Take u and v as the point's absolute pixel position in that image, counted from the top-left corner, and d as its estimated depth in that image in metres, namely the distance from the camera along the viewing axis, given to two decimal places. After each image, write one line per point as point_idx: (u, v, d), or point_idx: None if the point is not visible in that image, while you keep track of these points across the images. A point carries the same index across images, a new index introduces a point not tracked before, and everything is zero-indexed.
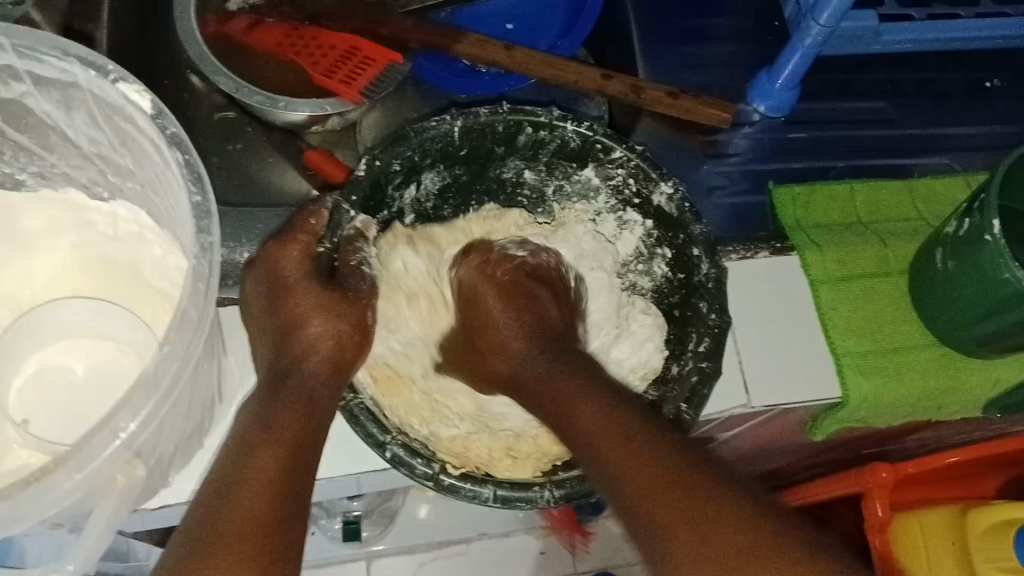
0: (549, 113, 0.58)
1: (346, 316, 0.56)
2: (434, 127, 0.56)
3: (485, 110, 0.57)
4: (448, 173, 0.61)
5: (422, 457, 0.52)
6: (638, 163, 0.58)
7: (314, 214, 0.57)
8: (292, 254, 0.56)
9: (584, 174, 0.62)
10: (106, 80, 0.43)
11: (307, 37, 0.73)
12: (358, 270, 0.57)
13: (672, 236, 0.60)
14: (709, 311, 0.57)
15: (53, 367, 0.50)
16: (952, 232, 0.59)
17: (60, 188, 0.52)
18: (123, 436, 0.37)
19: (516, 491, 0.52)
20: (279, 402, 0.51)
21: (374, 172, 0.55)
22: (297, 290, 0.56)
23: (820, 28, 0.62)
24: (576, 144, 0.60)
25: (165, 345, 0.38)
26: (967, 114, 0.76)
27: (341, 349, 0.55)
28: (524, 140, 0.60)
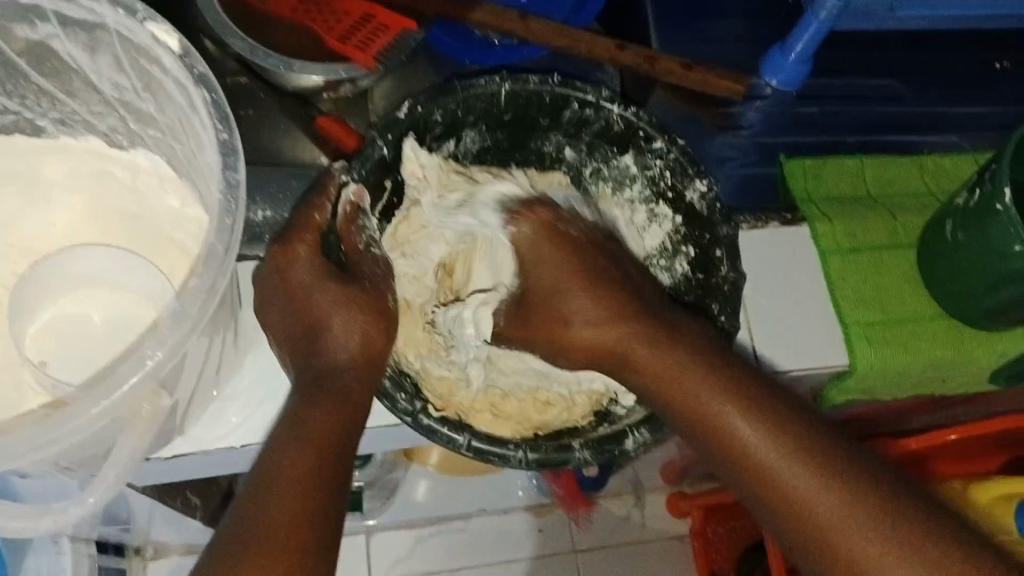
0: (598, 92, 0.58)
1: (368, 308, 0.53)
2: (482, 86, 0.56)
3: (535, 77, 0.57)
4: (489, 137, 0.60)
5: (405, 394, 0.54)
6: (676, 157, 0.58)
7: (318, 208, 0.53)
8: (298, 254, 0.53)
9: (624, 160, 0.61)
10: (134, 20, 0.43)
11: (321, 2, 0.74)
12: (367, 254, 0.56)
13: (698, 235, 0.59)
14: (718, 314, 0.57)
15: (70, 313, 0.50)
16: (962, 203, 0.59)
17: (81, 136, 0.52)
18: (151, 364, 0.37)
19: (492, 445, 0.53)
20: (310, 411, 0.49)
21: (415, 116, 0.55)
22: (310, 291, 0.53)
23: (834, 0, 0.63)
24: (619, 128, 0.60)
25: (194, 277, 0.38)
26: (976, 93, 0.76)
27: (369, 345, 0.52)
28: (568, 115, 0.60)
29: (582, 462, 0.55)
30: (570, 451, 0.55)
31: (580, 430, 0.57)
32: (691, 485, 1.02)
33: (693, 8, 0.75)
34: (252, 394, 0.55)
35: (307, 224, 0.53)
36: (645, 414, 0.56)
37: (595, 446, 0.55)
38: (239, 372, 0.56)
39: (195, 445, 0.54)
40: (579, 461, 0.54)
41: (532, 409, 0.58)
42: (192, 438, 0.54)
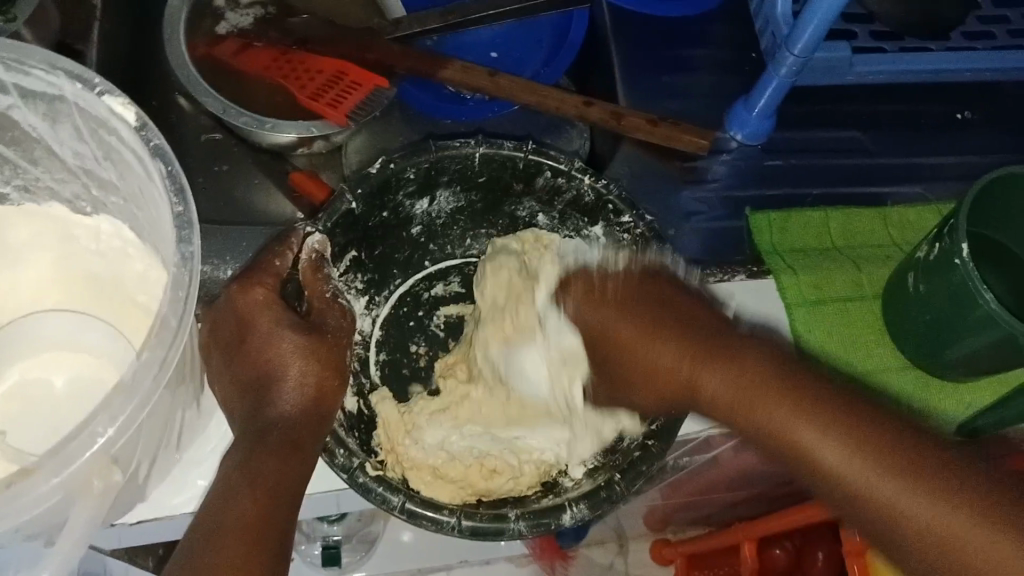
0: (570, 163, 0.61)
1: (324, 358, 0.52)
2: (456, 148, 0.60)
3: (509, 144, 0.60)
4: (463, 196, 0.65)
5: (346, 449, 0.53)
6: (644, 231, 0.60)
7: (276, 255, 0.54)
8: (256, 297, 0.53)
9: (593, 232, 0.64)
10: (92, 93, 0.44)
11: (294, 62, 0.75)
12: (335, 303, 0.55)
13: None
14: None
15: (33, 379, 0.50)
16: (923, 256, 0.60)
17: (44, 202, 0.53)
18: (101, 441, 0.37)
19: (427, 509, 0.52)
20: (257, 454, 0.49)
21: (386, 173, 0.59)
22: (268, 339, 0.52)
23: (794, 58, 0.64)
24: (590, 200, 0.62)
25: (144, 352, 0.38)
26: (940, 145, 0.77)
27: (320, 399, 0.52)
28: (542, 183, 0.63)
29: (517, 534, 0.52)
30: (505, 521, 0.53)
31: (523, 502, 0.56)
32: (674, 531, 1.01)
33: (660, 63, 0.77)
34: (214, 457, 0.55)
35: (265, 269, 0.54)
36: (587, 490, 0.55)
37: (531, 518, 0.53)
38: (203, 434, 0.56)
39: (157, 510, 0.54)
40: (513, 534, 0.52)
41: (478, 476, 0.58)
42: (155, 502, 0.54)
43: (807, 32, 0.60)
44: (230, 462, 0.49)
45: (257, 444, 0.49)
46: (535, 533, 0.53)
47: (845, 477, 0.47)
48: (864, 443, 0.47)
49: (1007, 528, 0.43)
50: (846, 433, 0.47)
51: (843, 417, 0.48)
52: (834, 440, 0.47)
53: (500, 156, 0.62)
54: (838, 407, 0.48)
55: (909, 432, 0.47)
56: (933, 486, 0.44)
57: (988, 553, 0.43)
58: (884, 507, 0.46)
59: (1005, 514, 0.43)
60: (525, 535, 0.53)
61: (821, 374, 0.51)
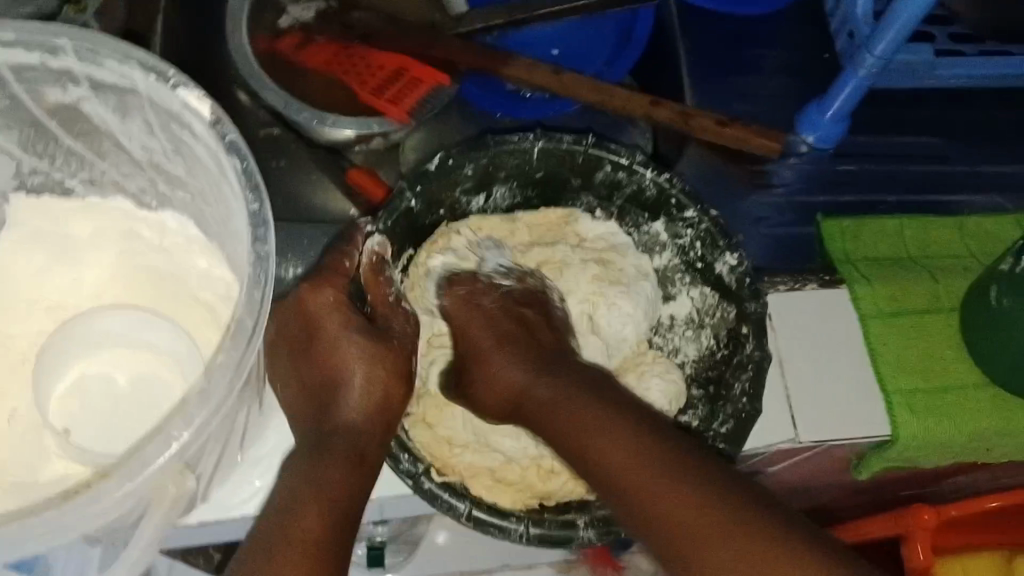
0: (632, 156, 0.59)
1: (391, 362, 0.53)
2: (514, 142, 0.58)
3: (569, 138, 0.58)
4: (521, 194, 0.64)
5: (410, 454, 0.52)
6: (709, 227, 0.58)
7: (343, 255, 0.53)
8: (323, 298, 0.52)
9: (654, 228, 0.63)
10: (166, 86, 0.43)
11: (353, 57, 0.74)
12: (397, 309, 0.55)
13: (729, 311, 0.59)
14: (741, 394, 0.55)
15: (94, 375, 0.50)
16: (1008, 269, 0.57)
17: (109, 196, 0.52)
18: (177, 445, 0.36)
19: (493, 516, 0.51)
20: (324, 459, 0.49)
21: (447, 170, 0.57)
22: (334, 343, 0.52)
23: (874, 61, 0.61)
24: (652, 195, 0.60)
25: (220, 355, 0.37)
26: (1019, 152, 0.74)
27: (388, 403, 0.52)
28: (601, 177, 0.62)
29: (586, 542, 0.52)
30: (574, 529, 0.52)
31: (588, 509, 0.55)
32: None
33: (728, 63, 0.74)
34: (271, 457, 0.54)
35: (332, 268, 0.53)
36: None
37: (600, 525, 0.52)
38: (262, 434, 0.54)
39: (214, 511, 0.53)
40: (582, 541, 0.52)
41: (536, 477, 0.56)
42: (217, 503, 0.53)
43: (889, 35, 0.58)
44: (294, 468, 0.49)
45: (323, 455, 0.49)
46: (603, 541, 0.53)
47: (677, 528, 0.46)
48: (707, 506, 0.45)
49: None
50: (786, 574, 0.42)
51: (777, 553, 0.43)
52: (667, 500, 0.46)
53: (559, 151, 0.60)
54: (678, 469, 0.47)
55: (741, 505, 0.45)
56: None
57: None
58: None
59: None
60: (596, 542, 0.52)
61: (672, 433, 0.50)
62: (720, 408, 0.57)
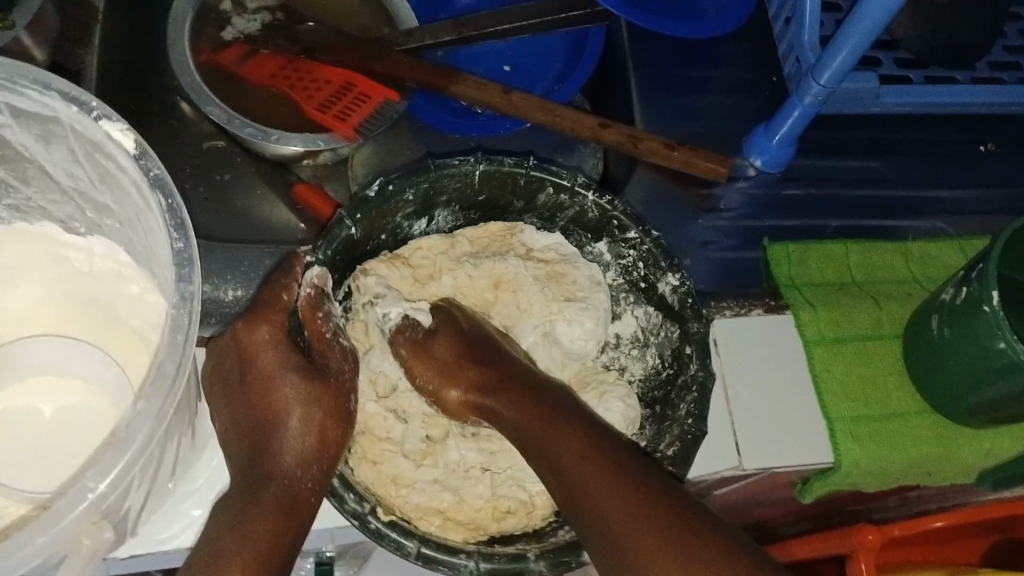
0: (573, 179, 0.59)
1: (325, 404, 0.51)
2: (456, 166, 0.57)
3: (511, 160, 0.57)
4: (463, 216, 0.63)
5: (355, 495, 0.51)
6: (650, 247, 0.58)
7: (281, 289, 0.52)
8: (259, 335, 0.51)
9: (598, 248, 0.63)
10: (88, 118, 0.41)
11: (302, 70, 0.73)
12: (335, 344, 0.53)
13: (672, 330, 0.59)
14: (686, 415, 0.55)
15: (19, 408, 0.48)
16: (949, 299, 0.58)
17: (36, 222, 0.50)
18: (92, 497, 0.36)
19: (444, 553, 0.50)
20: (253, 507, 0.47)
21: (387, 196, 0.56)
22: (270, 380, 0.51)
23: (820, 88, 0.61)
24: (594, 215, 0.60)
25: (140, 402, 0.36)
26: (963, 176, 0.75)
27: (323, 447, 0.51)
28: (543, 199, 0.61)
29: (538, 574, 0.51)
30: (525, 561, 0.51)
31: (538, 538, 0.54)
32: None
33: (678, 84, 0.74)
34: (206, 490, 0.53)
35: (269, 302, 0.52)
36: None
37: (552, 556, 0.51)
38: (194, 467, 0.53)
39: (147, 544, 0.52)
40: (534, 573, 0.50)
41: (488, 518, 0.55)
42: (144, 536, 0.52)
43: (835, 64, 0.58)
44: (221, 517, 0.48)
45: (256, 495, 0.48)
46: (555, 572, 0.51)
47: (572, 473, 0.50)
48: (608, 461, 0.49)
49: (662, 533, 0.47)
50: (681, 530, 0.47)
51: (647, 488, 0.48)
52: (569, 445, 0.51)
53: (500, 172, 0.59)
54: (580, 423, 0.52)
55: (611, 449, 0.50)
56: (672, 537, 0.47)
57: (637, 533, 0.47)
58: (589, 513, 0.48)
59: (678, 529, 0.47)
60: (547, 574, 0.51)
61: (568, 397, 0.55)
62: (667, 428, 0.56)
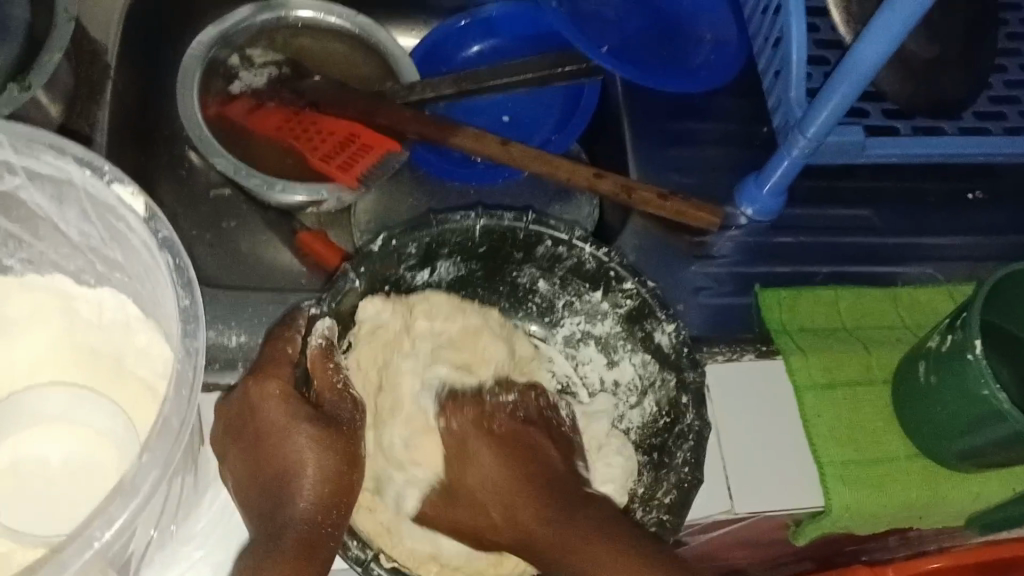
0: (571, 232, 0.60)
1: (337, 447, 0.52)
2: (456, 222, 0.58)
3: (509, 215, 0.59)
4: (464, 266, 0.63)
5: (359, 541, 0.53)
6: (647, 297, 0.60)
7: (286, 341, 0.54)
8: (269, 391, 0.53)
9: (595, 296, 0.63)
10: (101, 180, 0.43)
11: (307, 122, 0.76)
12: (347, 395, 0.54)
13: (668, 379, 0.60)
14: (683, 462, 0.57)
15: (28, 458, 0.48)
16: (934, 346, 0.59)
17: (47, 275, 0.52)
18: (96, 546, 0.37)
19: None
20: (271, 553, 0.49)
21: (388, 251, 0.58)
22: (283, 433, 0.52)
23: (807, 141, 0.63)
24: (592, 267, 0.61)
25: (144, 455, 0.38)
26: (953, 223, 0.77)
27: (339, 489, 0.51)
28: (542, 251, 0.62)
29: None
30: None
31: None
32: None
33: (670, 136, 0.77)
34: (210, 530, 0.54)
35: (278, 357, 0.54)
36: None
37: None
38: (196, 509, 0.55)
39: None
40: None
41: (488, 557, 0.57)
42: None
43: (820, 118, 0.60)
44: (246, 562, 0.49)
45: (272, 543, 0.49)
46: None
47: None
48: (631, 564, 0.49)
49: None
50: None
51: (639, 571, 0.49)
52: (567, 544, 0.51)
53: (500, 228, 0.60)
54: (582, 522, 0.52)
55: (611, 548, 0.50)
56: None
57: None
58: None
59: None
60: None
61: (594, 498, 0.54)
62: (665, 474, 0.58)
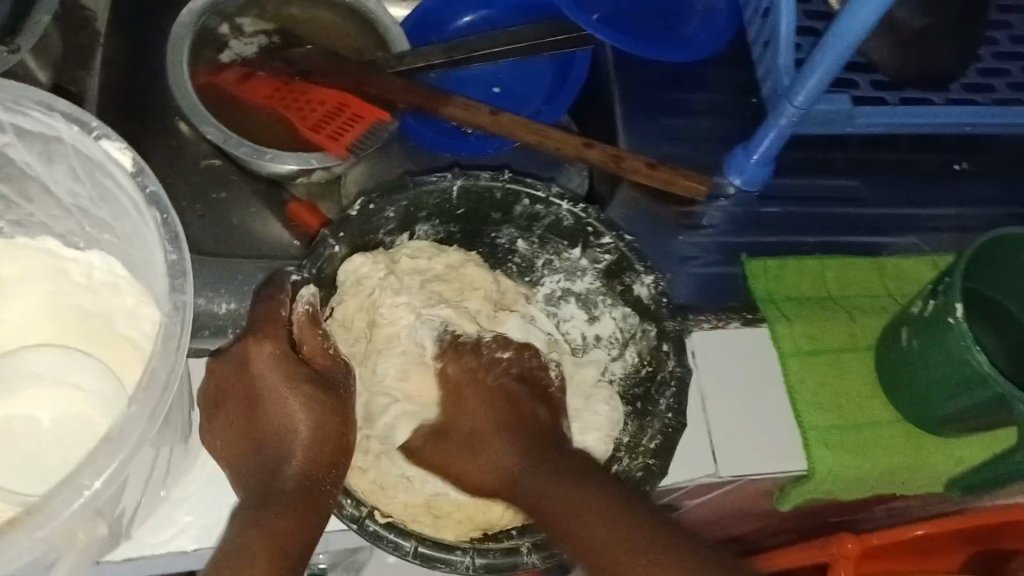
0: (548, 189, 0.61)
1: (333, 409, 0.53)
2: (434, 183, 0.59)
3: (486, 175, 0.60)
4: (443, 229, 0.64)
5: (353, 498, 0.53)
6: (625, 251, 0.60)
7: (277, 305, 0.53)
8: (264, 352, 0.53)
9: (574, 254, 0.63)
10: (89, 136, 0.44)
11: (295, 92, 0.76)
12: (338, 359, 0.55)
13: (649, 330, 0.60)
14: (666, 409, 0.58)
15: (17, 417, 0.49)
16: (917, 312, 0.60)
17: (37, 237, 0.53)
18: (86, 494, 0.38)
19: (439, 551, 0.52)
20: (272, 511, 0.49)
21: (367, 214, 0.58)
22: (279, 395, 0.53)
23: (795, 109, 0.63)
24: (569, 224, 0.62)
25: (132, 406, 0.39)
26: (939, 194, 0.77)
27: (335, 449, 0.53)
28: (520, 211, 0.63)
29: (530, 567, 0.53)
30: (518, 555, 0.53)
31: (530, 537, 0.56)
32: None
33: (659, 107, 0.77)
34: (201, 493, 0.55)
35: (271, 320, 0.53)
36: None
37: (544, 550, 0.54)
38: (187, 472, 0.55)
39: (142, 546, 0.53)
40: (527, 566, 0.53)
41: (476, 509, 0.56)
42: (140, 538, 0.53)
43: (807, 86, 0.60)
44: (240, 518, 0.50)
45: (264, 504, 0.50)
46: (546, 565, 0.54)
47: (594, 549, 0.49)
48: (630, 533, 0.49)
49: None
50: None
51: (635, 535, 0.48)
52: (564, 504, 0.51)
53: (478, 188, 0.61)
54: (586, 483, 0.52)
55: (607, 508, 0.50)
56: None
57: None
58: None
59: None
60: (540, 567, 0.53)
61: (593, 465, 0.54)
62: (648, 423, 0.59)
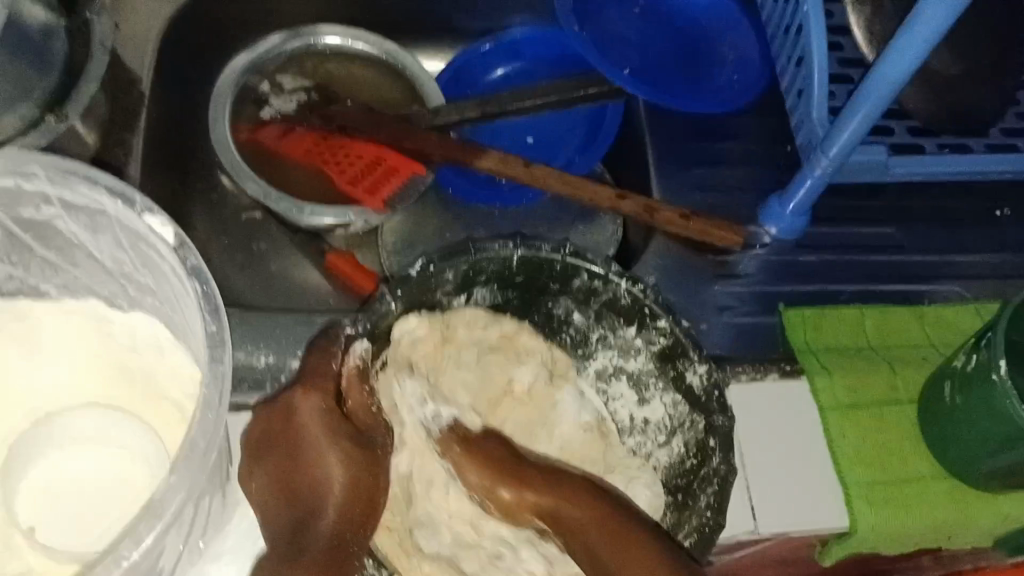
0: (608, 266, 0.61)
1: (370, 470, 0.53)
2: (493, 250, 0.60)
3: (547, 246, 0.61)
4: (500, 295, 0.64)
5: (377, 561, 0.54)
6: (679, 339, 0.60)
7: (329, 357, 0.55)
8: (312, 403, 0.53)
9: (629, 333, 0.63)
10: (133, 211, 0.45)
11: (335, 147, 0.77)
12: (378, 419, 0.55)
13: (697, 421, 0.60)
14: (705, 507, 0.58)
15: (67, 474, 0.50)
16: (960, 366, 0.59)
17: (81, 298, 0.54)
18: (125, 564, 0.39)
19: None
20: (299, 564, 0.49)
21: (426, 275, 0.59)
22: (318, 444, 0.51)
23: (829, 161, 0.63)
24: (626, 303, 0.62)
25: (171, 476, 0.40)
26: (979, 240, 0.76)
27: (365, 508, 0.52)
28: (579, 284, 0.63)
29: None
30: None
31: None
32: None
33: (693, 156, 0.77)
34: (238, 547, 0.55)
35: (319, 372, 0.54)
36: None
37: None
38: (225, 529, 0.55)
39: None
40: None
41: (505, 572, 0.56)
42: None
43: (840, 140, 0.61)
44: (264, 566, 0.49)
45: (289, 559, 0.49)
46: None
47: (585, 537, 0.52)
48: (625, 536, 0.51)
49: None
50: None
51: (624, 535, 0.51)
52: (573, 516, 0.53)
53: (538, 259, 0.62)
54: (570, 490, 0.54)
55: (619, 532, 0.51)
56: None
57: None
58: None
59: None
60: None
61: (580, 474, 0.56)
62: (684, 518, 0.58)
